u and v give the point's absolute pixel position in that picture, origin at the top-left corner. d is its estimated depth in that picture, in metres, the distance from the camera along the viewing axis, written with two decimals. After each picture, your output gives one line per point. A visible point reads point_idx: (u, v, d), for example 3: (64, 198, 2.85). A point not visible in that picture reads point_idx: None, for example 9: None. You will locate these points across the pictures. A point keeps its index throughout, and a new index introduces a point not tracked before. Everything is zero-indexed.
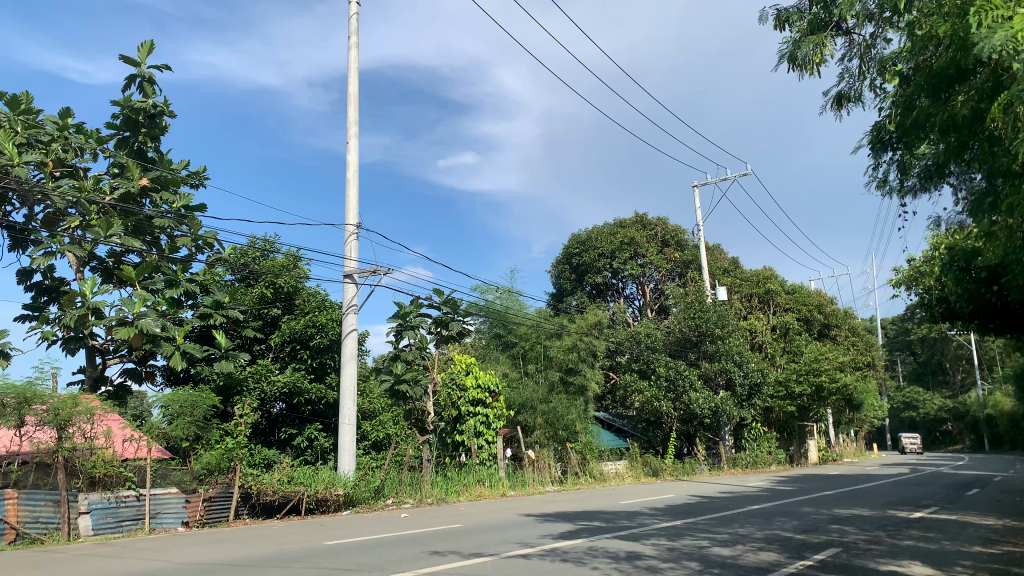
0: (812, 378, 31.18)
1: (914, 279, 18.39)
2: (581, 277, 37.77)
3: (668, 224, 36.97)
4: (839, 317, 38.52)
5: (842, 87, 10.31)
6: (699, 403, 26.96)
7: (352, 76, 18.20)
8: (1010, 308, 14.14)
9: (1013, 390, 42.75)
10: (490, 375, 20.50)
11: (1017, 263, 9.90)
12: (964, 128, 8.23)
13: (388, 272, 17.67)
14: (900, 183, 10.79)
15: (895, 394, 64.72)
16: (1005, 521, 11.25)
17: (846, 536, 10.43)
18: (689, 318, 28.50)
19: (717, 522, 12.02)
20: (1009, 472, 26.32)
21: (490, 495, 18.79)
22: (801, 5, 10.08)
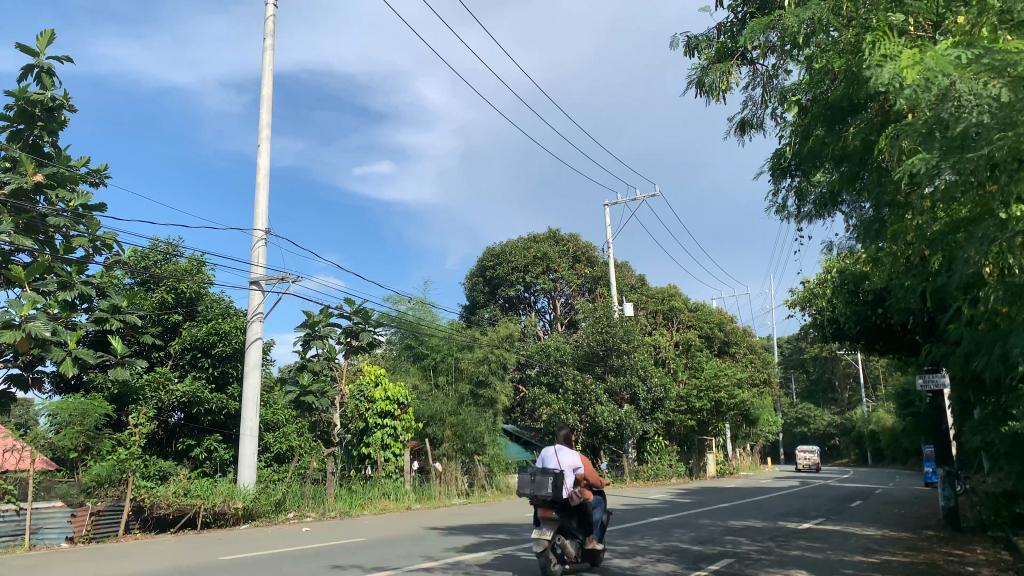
0: (711, 394, 32.43)
1: (807, 300, 19.34)
2: (494, 290, 37.74)
3: (579, 240, 37.82)
4: (738, 335, 40.02)
5: (745, 114, 10.75)
6: (603, 416, 27.55)
7: (266, 79, 17.84)
8: (894, 329, 15.05)
9: (894, 408, 45.47)
10: (399, 386, 20.34)
11: (899, 288, 10.60)
12: (855, 158, 8.82)
13: (297, 280, 17.36)
14: (798, 208, 11.33)
15: (789, 409, 67.52)
16: (885, 532, 11.89)
17: (739, 547, 10.82)
18: (596, 333, 28.92)
19: (618, 534, 12.26)
20: (888, 485, 27.89)
21: (396, 509, 18.55)
22: (710, 33, 10.48)
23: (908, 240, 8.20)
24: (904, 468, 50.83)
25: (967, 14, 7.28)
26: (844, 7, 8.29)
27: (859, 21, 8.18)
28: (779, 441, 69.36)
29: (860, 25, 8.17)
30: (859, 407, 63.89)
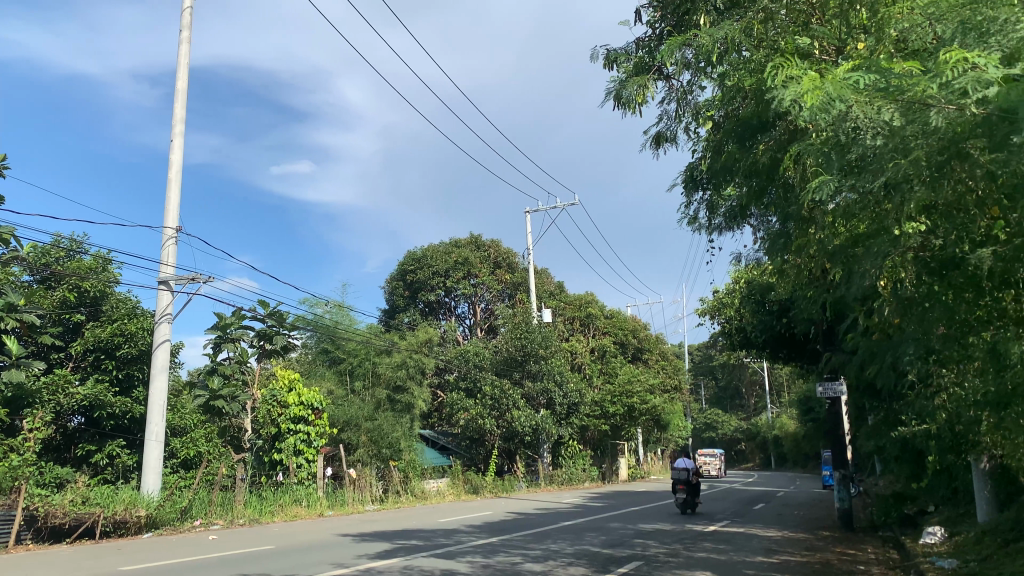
0: (624, 399, 33.13)
1: (716, 309, 19.99)
2: (414, 294, 37.16)
3: (500, 246, 38.15)
4: (652, 342, 40.99)
5: (660, 127, 11.04)
6: (520, 421, 27.61)
7: (181, 72, 17.29)
8: (798, 338, 15.72)
9: (796, 414, 47.42)
10: (313, 391, 20.10)
11: (803, 298, 11.06)
12: (764, 174, 9.20)
13: (209, 280, 16.88)
14: (709, 220, 11.69)
15: (699, 415, 69.31)
16: (785, 533, 12.37)
17: (648, 549, 11.07)
18: (515, 338, 29.06)
19: (531, 538, 12.36)
20: (789, 488, 29.09)
21: (307, 516, 18.17)
22: (629, 47, 10.72)
23: (811, 254, 8.58)
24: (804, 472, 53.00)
25: (867, 41, 7.71)
26: (755, 28, 8.58)
27: (768, 43, 8.53)
28: (689, 445, 71.05)
29: (770, 47, 8.53)
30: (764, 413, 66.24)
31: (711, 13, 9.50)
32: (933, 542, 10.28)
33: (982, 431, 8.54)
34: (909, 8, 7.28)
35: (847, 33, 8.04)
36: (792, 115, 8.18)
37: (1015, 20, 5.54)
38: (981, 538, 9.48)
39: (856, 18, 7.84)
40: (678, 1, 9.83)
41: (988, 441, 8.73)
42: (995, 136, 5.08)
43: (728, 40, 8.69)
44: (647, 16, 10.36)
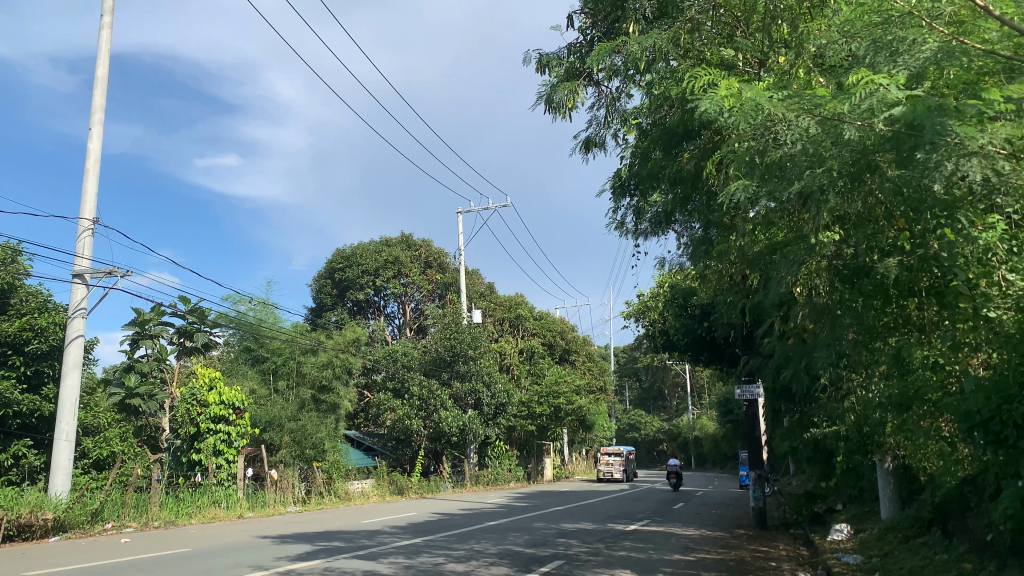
0: (551, 400, 33.43)
1: (641, 312, 20.39)
2: (343, 293, 36.80)
3: (431, 246, 38.02)
4: (579, 344, 41.50)
5: (590, 132, 11.21)
6: (447, 422, 27.64)
7: (102, 58, 16.65)
8: (718, 342, 16.20)
9: (716, 416, 48.80)
10: (235, 390, 19.69)
11: (722, 303, 11.40)
12: (688, 181, 9.46)
13: (126, 274, 16.29)
14: (636, 225, 11.94)
15: (623, 415, 70.32)
16: (702, 532, 12.71)
17: (570, 549, 11.21)
18: (444, 338, 28.87)
19: (454, 538, 12.34)
20: (708, 488, 29.87)
21: (226, 517, 17.70)
22: (561, 52, 10.85)
23: (732, 260, 8.82)
24: (723, 472, 54.56)
25: (787, 56, 7.99)
26: (681, 38, 8.72)
27: (694, 54, 8.73)
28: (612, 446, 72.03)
29: (696, 57, 8.74)
30: (686, 413, 67.79)
31: (641, 21, 9.68)
32: (840, 539, 10.72)
33: (887, 432, 8.93)
34: (826, 25, 7.58)
35: (768, 46, 8.32)
36: (714, 124, 8.40)
37: (921, 40, 5.82)
38: (884, 534, 9.93)
39: (777, 32, 8.14)
40: (609, 9, 9.99)
41: (892, 442, 9.14)
42: (901, 151, 5.37)
43: (656, 49, 8.80)
44: (578, 22, 10.52)
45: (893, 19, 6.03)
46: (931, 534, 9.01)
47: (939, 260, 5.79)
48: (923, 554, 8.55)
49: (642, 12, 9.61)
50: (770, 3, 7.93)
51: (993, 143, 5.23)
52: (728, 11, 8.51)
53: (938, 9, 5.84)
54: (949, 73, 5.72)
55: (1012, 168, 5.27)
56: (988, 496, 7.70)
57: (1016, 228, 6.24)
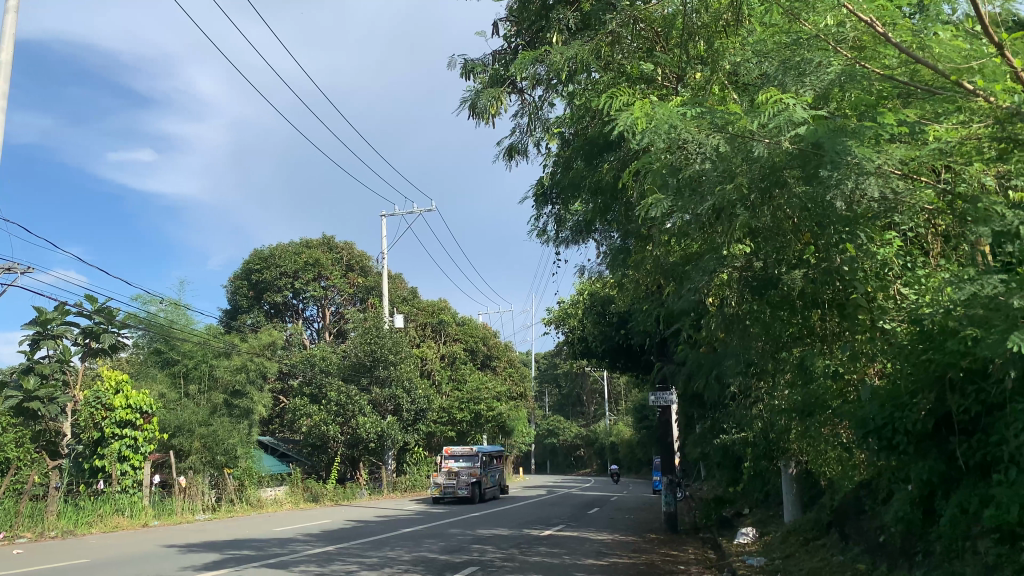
0: (471, 406, 33.42)
1: (560, 320, 20.68)
2: (259, 295, 35.88)
3: (353, 249, 37.56)
4: (501, 350, 41.70)
5: (513, 139, 11.25)
6: (365, 427, 27.42)
7: (6, 44, 15.84)
8: (634, 349, 16.59)
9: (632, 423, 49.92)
10: (142, 394, 18.97)
11: (638, 311, 11.64)
12: (608, 192, 9.66)
13: (27, 271, 15.51)
14: (557, 233, 12.08)
15: (542, 421, 70.76)
16: (615, 536, 12.90)
17: (484, 555, 11.20)
18: (364, 343, 28.42)
19: (368, 546, 12.17)
20: (623, 493, 30.54)
21: (129, 526, 17.03)
22: (485, 59, 10.87)
23: (648, 270, 8.99)
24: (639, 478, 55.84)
25: (703, 71, 8.20)
26: (602, 50, 8.83)
27: (614, 66, 8.89)
28: (532, 451, 72.39)
29: (616, 70, 8.94)
30: (603, 419, 68.86)
31: (564, 32, 9.76)
32: (746, 542, 11.06)
33: (791, 438, 9.25)
34: (740, 44, 7.77)
35: (685, 62, 8.49)
36: (631, 138, 8.54)
37: (826, 63, 6.06)
38: (786, 537, 10.30)
39: (694, 49, 8.29)
40: (533, 18, 10.08)
41: (795, 448, 9.48)
42: (807, 168, 5.56)
43: (579, 60, 8.99)
44: (503, 30, 10.58)
45: (801, 41, 6.25)
46: (830, 536, 9.38)
47: (841, 273, 6.05)
48: (821, 557, 8.91)
49: (565, 23, 9.68)
50: (688, 20, 8.06)
51: (889, 164, 5.50)
52: (648, 26, 8.62)
53: (842, 34, 6.09)
54: (850, 95, 5.99)
55: (906, 187, 5.55)
56: (882, 499, 8.06)
57: (910, 244, 6.58)
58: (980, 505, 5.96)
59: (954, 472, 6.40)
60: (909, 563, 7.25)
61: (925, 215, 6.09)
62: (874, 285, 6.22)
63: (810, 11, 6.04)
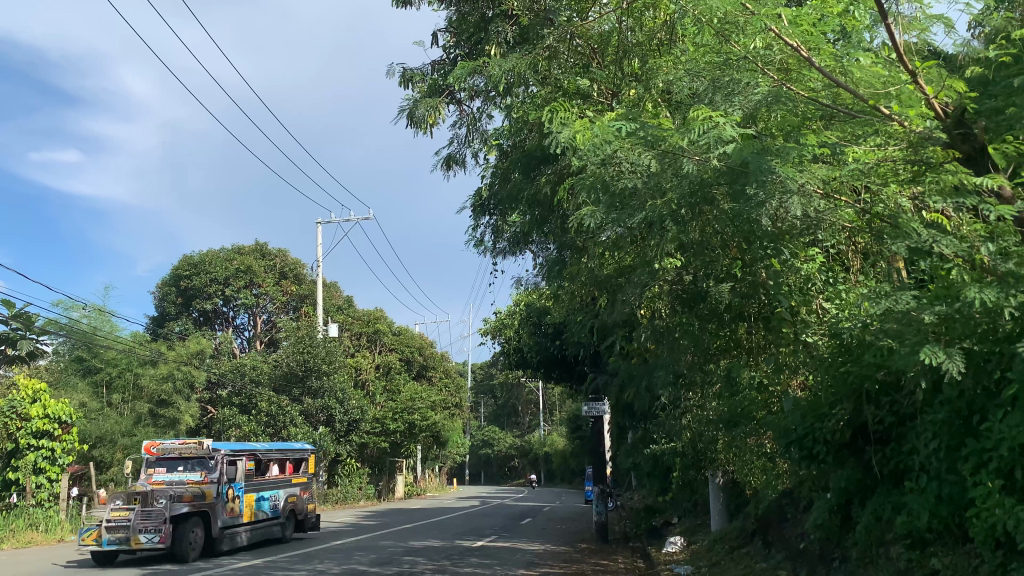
0: (406, 416, 33.08)
1: (496, 330, 20.79)
2: (188, 302, 34.96)
3: (287, 256, 36.92)
4: (436, 360, 41.53)
5: (451, 149, 11.26)
6: (297, 438, 26.98)
7: None
8: (568, 360, 16.78)
9: (566, 434, 50.30)
10: (62, 403, 18.17)
11: (573, 322, 11.73)
12: (545, 204, 9.77)
13: None
14: (494, 244, 12.15)
15: (477, 432, 70.38)
16: (548, 546, 12.99)
17: (416, 566, 11.13)
18: (297, 352, 27.91)
19: (297, 559, 11.93)
20: (555, 503, 30.77)
21: (44, 541, 16.30)
22: (424, 68, 10.90)
23: (582, 281, 9.08)
24: (572, 487, 56.18)
25: (637, 89, 8.29)
26: (540, 64, 8.94)
27: (552, 80, 9.04)
28: (466, 463, 72.02)
29: (553, 84, 9.08)
30: (538, 431, 69.06)
31: (502, 45, 9.82)
32: (674, 551, 11.28)
33: (718, 448, 9.47)
34: (674, 64, 7.79)
35: (621, 79, 8.63)
36: (568, 151, 8.64)
37: (754, 84, 6.21)
38: (713, 544, 10.52)
39: (629, 66, 8.43)
40: (472, 30, 10.16)
41: (723, 459, 9.70)
42: (734, 185, 5.70)
43: (516, 72, 9.04)
44: (443, 40, 10.64)
45: (731, 62, 6.37)
46: (754, 544, 9.62)
47: (766, 287, 6.25)
48: (746, 564, 9.16)
49: (504, 36, 9.80)
50: (623, 37, 8.36)
51: (811, 183, 5.70)
52: (585, 42, 8.78)
53: (770, 56, 6.26)
54: (776, 115, 6.17)
55: (827, 207, 5.74)
56: (803, 507, 8.31)
57: (833, 261, 6.80)
58: (893, 511, 6.23)
59: (870, 480, 6.67)
60: (827, 569, 7.48)
61: (846, 234, 6.31)
62: (797, 300, 6.45)
63: (740, 33, 6.21)
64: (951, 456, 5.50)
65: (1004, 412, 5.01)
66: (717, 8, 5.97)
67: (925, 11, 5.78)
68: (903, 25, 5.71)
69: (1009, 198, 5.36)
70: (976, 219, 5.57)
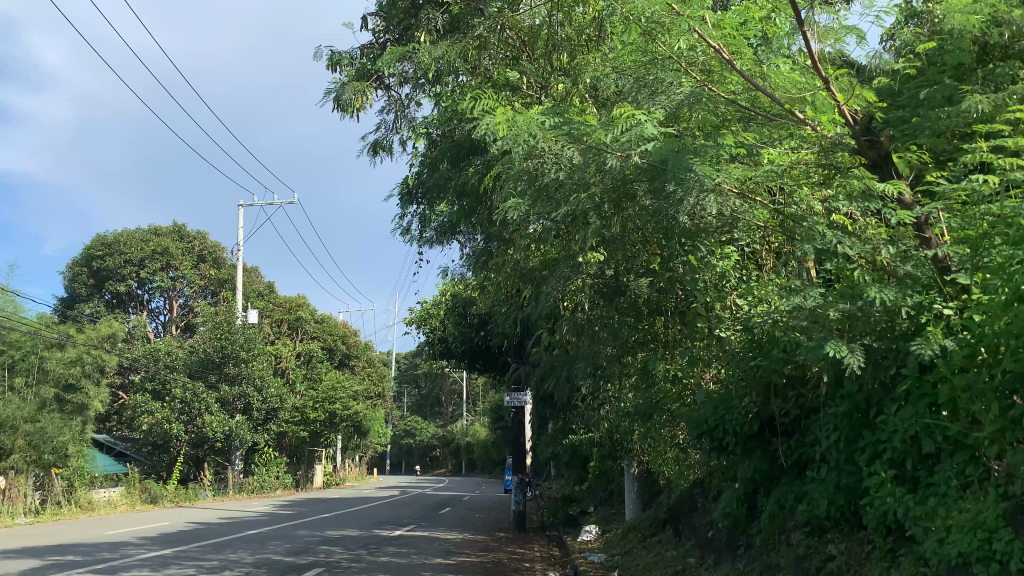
0: (327, 405, 32.66)
1: (419, 320, 20.76)
2: (100, 283, 33.63)
3: (206, 239, 35.91)
4: (359, 349, 41.16)
5: (378, 135, 11.15)
6: (213, 426, 26.41)
7: None
8: (491, 351, 16.91)
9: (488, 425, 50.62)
10: None
11: (498, 312, 11.78)
12: (473, 194, 9.80)
13: None
14: (420, 232, 12.11)
15: (399, 422, 69.97)
16: (466, 536, 13.03)
17: (332, 556, 11.00)
18: (214, 338, 27.39)
19: (208, 549, 11.65)
20: (474, 493, 30.99)
21: None
22: (353, 52, 10.73)
23: (507, 273, 9.14)
24: (492, 477, 56.62)
25: (565, 83, 8.39)
26: (469, 54, 8.95)
27: (482, 71, 9.06)
28: (387, 452, 71.53)
29: (483, 75, 9.06)
30: (461, 421, 69.12)
31: (432, 33, 9.76)
32: (589, 539, 11.50)
33: (634, 439, 9.68)
34: (601, 61, 7.77)
35: (549, 72, 8.73)
36: (493, 141, 8.70)
37: (677, 84, 6.34)
38: (626, 533, 10.77)
39: (558, 61, 8.54)
40: (401, 15, 10.03)
41: (638, 449, 9.91)
42: (655, 181, 5.77)
43: (445, 60, 9.03)
44: (372, 24, 10.50)
45: (655, 61, 6.40)
46: (665, 532, 9.86)
47: (684, 282, 6.36)
48: (656, 552, 9.39)
49: (434, 23, 9.71)
50: (552, 30, 8.45)
51: (727, 182, 5.82)
52: (515, 34, 8.89)
53: (694, 57, 6.33)
54: (698, 115, 6.30)
55: (741, 207, 5.89)
56: (712, 496, 8.57)
57: (747, 259, 7.03)
58: (795, 500, 6.51)
59: (775, 471, 6.93)
60: (732, 556, 7.71)
61: (760, 234, 6.51)
62: (713, 296, 6.62)
63: (665, 34, 6.22)
64: (850, 448, 5.76)
65: (898, 405, 5.30)
66: (643, 7, 6.06)
67: (840, 22, 6.04)
68: (820, 35, 5.96)
69: (908, 205, 5.64)
70: (879, 223, 5.82)
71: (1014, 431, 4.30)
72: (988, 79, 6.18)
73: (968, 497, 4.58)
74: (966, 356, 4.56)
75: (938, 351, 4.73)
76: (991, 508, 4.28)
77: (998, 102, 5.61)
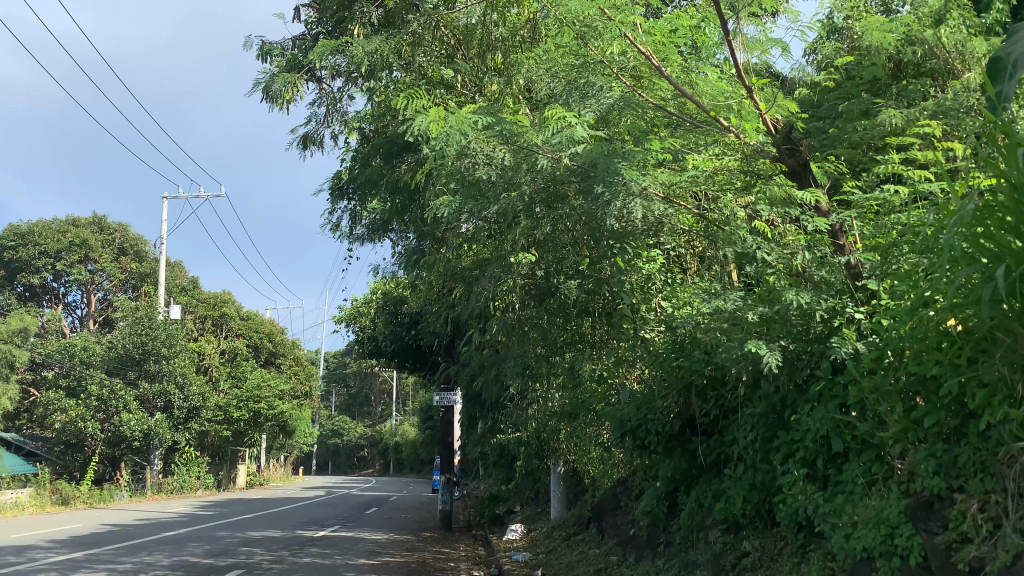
0: (252, 404, 31.94)
1: (349, 318, 20.52)
2: (12, 275, 32.18)
3: (128, 231, 34.66)
4: (287, 346, 40.36)
5: (309, 128, 10.96)
6: (131, 425, 25.54)
7: None
8: (422, 350, 16.83)
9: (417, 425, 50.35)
10: None
11: (428, 310, 11.72)
12: (405, 192, 9.80)
13: None
14: (351, 229, 11.96)
15: (326, 421, 68.97)
16: (392, 536, 12.91)
17: (252, 557, 10.76)
18: (133, 334, 26.48)
19: (122, 552, 11.26)
20: (402, 492, 30.76)
21: None
22: (284, 43, 10.53)
23: (438, 271, 9.10)
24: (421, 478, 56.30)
25: (498, 83, 8.42)
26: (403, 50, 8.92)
27: (415, 67, 9.00)
28: (314, 452, 70.39)
29: (417, 71, 8.99)
30: (391, 420, 68.40)
31: (366, 26, 9.63)
32: (514, 539, 11.55)
33: (560, 438, 9.75)
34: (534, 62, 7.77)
35: (483, 72, 8.72)
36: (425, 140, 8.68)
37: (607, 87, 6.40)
38: (550, 532, 10.85)
39: (492, 61, 8.54)
40: (335, 8, 9.86)
41: (564, 448, 9.99)
42: (584, 182, 5.80)
43: (378, 55, 8.91)
44: (304, 16, 10.35)
45: (586, 64, 6.44)
46: (588, 531, 9.96)
47: (611, 283, 6.42)
48: (579, 550, 9.47)
49: (368, 17, 9.60)
50: (486, 29, 8.46)
51: (654, 187, 5.79)
52: (450, 31, 8.84)
53: (625, 62, 6.36)
54: (627, 119, 6.39)
55: (668, 211, 5.98)
56: (634, 495, 8.72)
57: (671, 262, 7.15)
58: (713, 498, 6.67)
59: (694, 469, 7.08)
60: (652, 553, 7.81)
61: (685, 237, 6.62)
62: (638, 297, 6.72)
63: (597, 37, 6.20)
64: (765, 446, 5.92)
65: (811, 405, 5.49)
66: (576, 10, 5.96)
67: (766, 34, 6.23)
68: (745, 45, 6.13)
69: (825, 212, 5.85)
70: (798, 230, 6.00)
71: (917, 432, 4.48)
72: (902, 95, 6.44)
73: (873, 494, 4.77)
74: (874, 359, 4.73)
75: (850, 353, 4.90)
76: (893, 505, 4.45)
77: (909, 118, 5.75)
